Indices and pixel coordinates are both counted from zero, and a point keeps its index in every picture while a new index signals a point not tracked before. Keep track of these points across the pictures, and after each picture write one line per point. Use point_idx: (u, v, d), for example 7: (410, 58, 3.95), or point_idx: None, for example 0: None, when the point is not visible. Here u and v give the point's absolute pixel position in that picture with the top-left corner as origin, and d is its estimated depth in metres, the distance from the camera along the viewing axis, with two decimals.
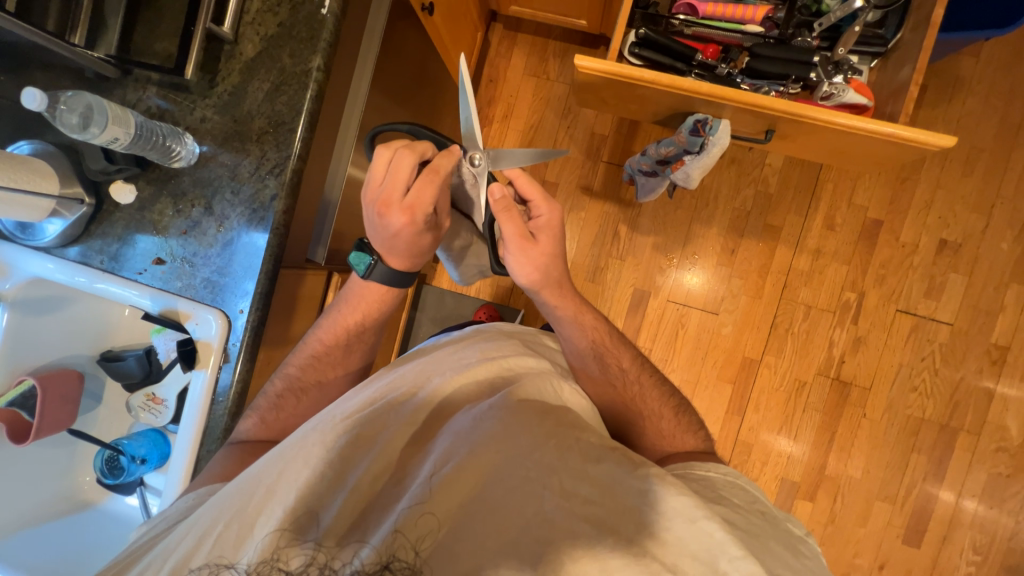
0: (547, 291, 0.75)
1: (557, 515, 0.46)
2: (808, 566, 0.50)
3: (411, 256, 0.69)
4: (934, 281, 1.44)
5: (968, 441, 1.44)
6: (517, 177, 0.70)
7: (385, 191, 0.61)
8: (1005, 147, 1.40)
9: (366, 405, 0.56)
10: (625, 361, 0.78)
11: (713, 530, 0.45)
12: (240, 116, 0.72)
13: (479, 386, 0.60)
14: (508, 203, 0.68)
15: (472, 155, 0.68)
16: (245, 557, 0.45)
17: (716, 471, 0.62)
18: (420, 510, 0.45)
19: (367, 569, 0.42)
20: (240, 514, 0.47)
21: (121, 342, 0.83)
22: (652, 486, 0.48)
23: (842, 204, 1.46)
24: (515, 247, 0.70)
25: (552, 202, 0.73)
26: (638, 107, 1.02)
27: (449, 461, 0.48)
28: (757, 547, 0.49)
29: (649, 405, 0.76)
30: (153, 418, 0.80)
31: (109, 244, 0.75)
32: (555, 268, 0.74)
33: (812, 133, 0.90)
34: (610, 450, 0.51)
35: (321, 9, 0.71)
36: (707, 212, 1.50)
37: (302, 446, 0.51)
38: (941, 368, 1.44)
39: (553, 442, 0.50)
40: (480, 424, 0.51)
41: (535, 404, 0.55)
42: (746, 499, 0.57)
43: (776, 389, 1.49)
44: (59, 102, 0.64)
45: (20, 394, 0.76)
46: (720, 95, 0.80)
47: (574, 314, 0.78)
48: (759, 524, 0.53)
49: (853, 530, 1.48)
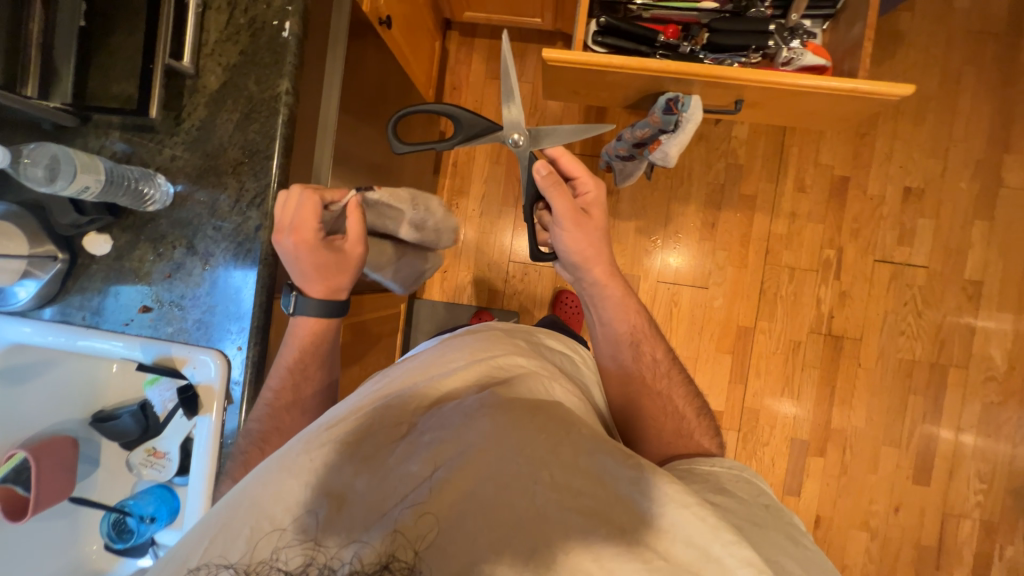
0: (599, 266, 0.75)
1: (551, 507, 0.45)
2: (809, 555, 0.52)
3: (337, 279, 0.68)
4: (904, 229, 1.50)
5: (958, 375, 1.50)
6: (560, 157, 0.73)
7: (278, 222, 0.65)
8: (951, 91, 1.47)
9: (355, 411, 0.53)
10: (659, 352, 0.79)
11: (705, 516, 0.46)
12: (212, 149, 0.70)
13: (467, 385, 0.57)
14: (555, 178, 0.70)
15: (513, 135, 0.71)
16: (240, 552, 0.43)
17: (720, 465, 0.64)
18: (417, 512, 0.45)
19: (367, 568, 0.42)
20: (225, 536, 0.44)
21: (113, 400, 0.80)
22: (644, 474, 0.48)
23: (809, 166, 1.51)
24: (566, 220, 0.71)
25: (597, 178, 0.74)
26: (609, 94, 1.03)
27: (440, 464, 0.47)
28: (756, 535, 0.51)
29: (673, 401, 0.76)
30: (156, 473, 0.78)
31: (89, 299, 0.73)
32: (605, 244, 0.75)
33: (781, 98, 0.92)
34: (598, 440, 0.50)
35: (281, 32, 0.69)
36: (683, 190, 1.53)
37: (289, 456, 0.49)
38: (923, 310, 1.50)
39: (544, 435, 0.48)
40: (471, 423, 0.49)
41: (525, 400, 0.53)
42: (751, 491, 0.59)
43: (774, 353, 1.53)
44: (21, 155, 0.61)
45: (13, 468, 0.73)
46: (688, 72, 0.82)
47: (621, 297, 0.78)
48: (760, 515, 0.55)
49: (866, 478, 1.52)
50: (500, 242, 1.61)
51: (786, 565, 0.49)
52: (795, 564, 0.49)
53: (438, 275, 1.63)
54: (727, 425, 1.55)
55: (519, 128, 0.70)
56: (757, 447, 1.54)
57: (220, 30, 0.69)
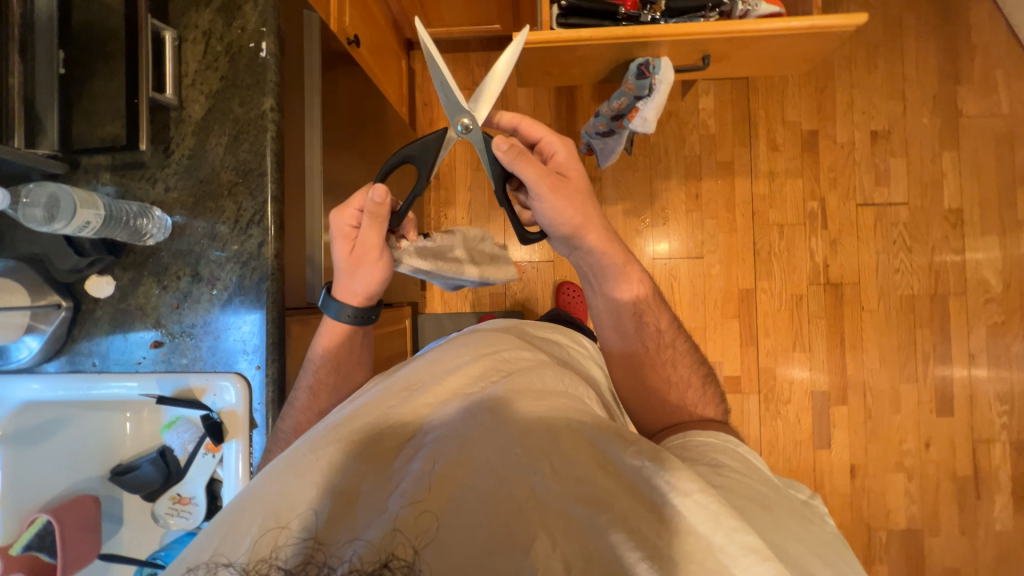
0: (593, 232, 0.72)
1: (552, 497, 0.42)
2: (815, 530, 0.48)
3: (347, 280, 0.69)
4: (878, 170, 1.55)
5: (958, 303, 1.52)
6: (519, 121, 0.71)
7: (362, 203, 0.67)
8: (896, 36, 1.54)
9: (363, 409, 0.51)
10: (662, 322, 0.79)
11: (707, 502, 0.40)
12: (205, 175, 0.71)
13: (470, 379, 0.54)
14: (518, 150, 0.64)
15: (461, 120, 0.70)
16: (244, 550, 0.39)
17: (716, 437, 0.60)
18: (417, 509, 0.41)
19: (365, 568, 0.37)
20: (234, 533, 0.41)
21: (131, 451, 0.77)
22: (646, 463, 0.43)
23: (778, 126, 1.56)
24: (547, 187, 0.66)
25: (564, 138, 0.71)
26: (582, 70, 1.07)
27: (439, 459, 0.44)
28: (762, 518, 0.45)
29: (678, 370, 0.78)
30: (184, 521, 0.74)
31: (98, 344, 0.72)
32: (591, 206, 0.71)
33: (744, 46, 0.96)
34: (600, 427, 0.47)
35: (259, 53, 0.71)
36: (662, 167, 1.57)
37: (296, 453, 0.47)
38: (913, 246, 1.54)
39: (544, 427, 0.46)
40: (471, 417, 0.48)
41: (529, 392, 0.52)
42: (746, 467, 0.54)
43: (779, 310, 1.55)
44: (20, 196, 0.61)
45: (35, 534, 0.70)
46: (657, 33, 0.86)
47: (622, 265, 0.76)
48: (766, 495, 0.49)
49: (891, 419, 1.52)
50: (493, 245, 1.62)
51: (800, 559, 0.42)
52: (803, 548, 0.44)
53: (438, 289, 1.63)
54: (747, 390, 1.56)
55: (469, 112, 0.70)
56: (780, 406, 1.54)
57: (198, 61, 0.71)
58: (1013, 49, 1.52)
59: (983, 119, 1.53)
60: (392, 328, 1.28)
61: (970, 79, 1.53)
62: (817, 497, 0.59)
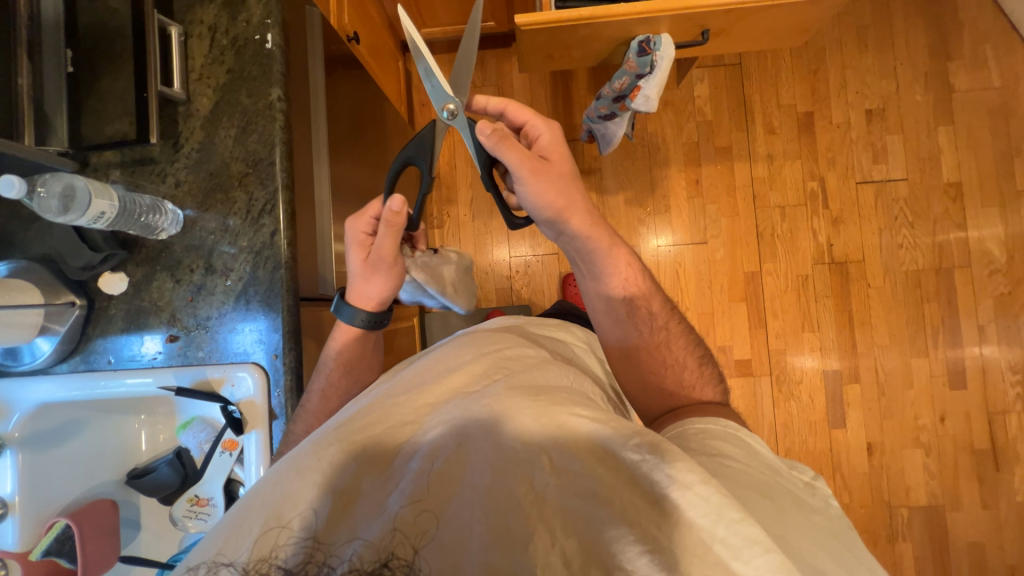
0: (578, 216, 0.71)
1: (550, 493, 0.40)
2: (816, 521, 0.46)
3: (361, 285, 0.68)
4: (875, 147, 1.56)
5: (964, 275, 1.53)
6: (505, 106, 0.72)
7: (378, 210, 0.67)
8: (884, 16, 1.56)
9: (365, 407, 0.49)
10: (655, 305, 0.78)
11: (709, 494, 0.38)
12: (215, 167, 0.71)
13: (473, 376, 0.52)
14: (499, 134, 0.65)
15: (445, 106, 0.71)
16: (245, 549, 0.39)
17: (715, 424, 0.58)
18: (416, 509, 0.40)
19: (364, 566, 0.37)
20: (237, 534, 0.40)
21: (147, 455, 0.76)
22: (647, 456, 0.40)
23: (773, 109, 1.58)
24: (528, 171, 0.67)
25: (550, 121, 0.71)
26: (582, 52, 1.08)
27: (438, 457, 0.42)
28: (764, 509, 0.43)
29: (674, 352, 0.77)
30: (203, 523, 0.73)
31: (113, 341, 0.71)
32: (575, 189, 0.71)
33: (743, 19, 0.97)
34: (601, 421, 0.43)
35: (265, 44, 0.71)
36: (661, 155, 1.58)
37: (298, 453, 0.45)
38: (914, 221, 1.54)
39: (540, 420, 0.43)
40: (469, 413, 0.45)
41: (528, 387, 0.49)
42: (746, 451, 0.53)
43: (785, 291, 1.55)
44: (37, 184, 0.62)
45: (56, 539, 0.67)
46: (655, 8, 0.88)
47: (609, 249, 0.75)
48: (771, 484, 0.48)
49: (904, 395, 1.52)
50: (496, 241, 1.62)
51: (796, 543, 0.41)
52: (805, 536, 0.42)
53: None
54: (759, 373, 1.55)
55: (452, 98, 0.71)
56: (793, 387, 1.53)
57: (204, 55, 0.72)
58: (1000, 25, 1.54)
59: (976, 93, 1.55)
60: (400, 326, 1.28)
61: (961, 55, 1.55)
62: (818, 479, 0.55)
